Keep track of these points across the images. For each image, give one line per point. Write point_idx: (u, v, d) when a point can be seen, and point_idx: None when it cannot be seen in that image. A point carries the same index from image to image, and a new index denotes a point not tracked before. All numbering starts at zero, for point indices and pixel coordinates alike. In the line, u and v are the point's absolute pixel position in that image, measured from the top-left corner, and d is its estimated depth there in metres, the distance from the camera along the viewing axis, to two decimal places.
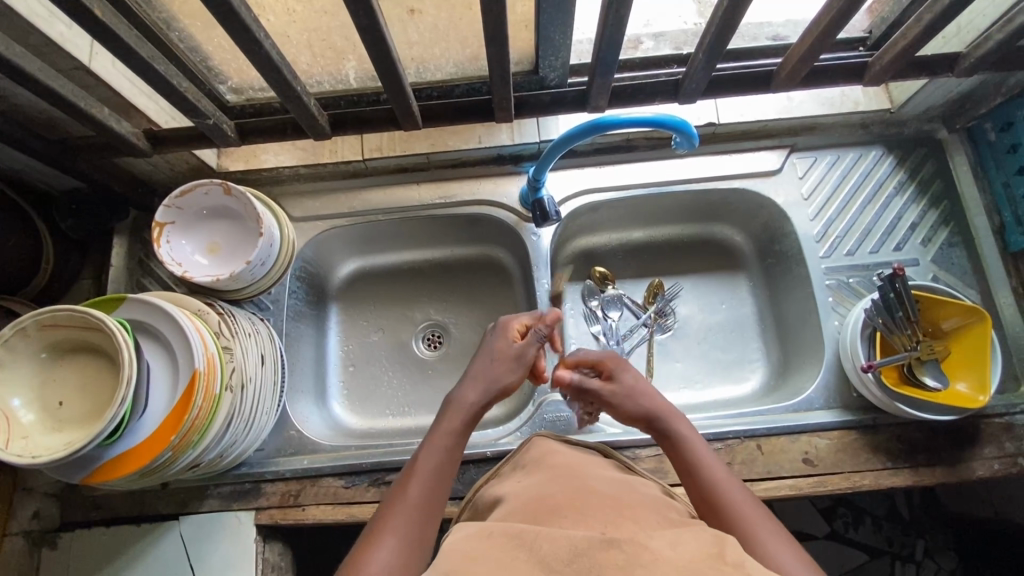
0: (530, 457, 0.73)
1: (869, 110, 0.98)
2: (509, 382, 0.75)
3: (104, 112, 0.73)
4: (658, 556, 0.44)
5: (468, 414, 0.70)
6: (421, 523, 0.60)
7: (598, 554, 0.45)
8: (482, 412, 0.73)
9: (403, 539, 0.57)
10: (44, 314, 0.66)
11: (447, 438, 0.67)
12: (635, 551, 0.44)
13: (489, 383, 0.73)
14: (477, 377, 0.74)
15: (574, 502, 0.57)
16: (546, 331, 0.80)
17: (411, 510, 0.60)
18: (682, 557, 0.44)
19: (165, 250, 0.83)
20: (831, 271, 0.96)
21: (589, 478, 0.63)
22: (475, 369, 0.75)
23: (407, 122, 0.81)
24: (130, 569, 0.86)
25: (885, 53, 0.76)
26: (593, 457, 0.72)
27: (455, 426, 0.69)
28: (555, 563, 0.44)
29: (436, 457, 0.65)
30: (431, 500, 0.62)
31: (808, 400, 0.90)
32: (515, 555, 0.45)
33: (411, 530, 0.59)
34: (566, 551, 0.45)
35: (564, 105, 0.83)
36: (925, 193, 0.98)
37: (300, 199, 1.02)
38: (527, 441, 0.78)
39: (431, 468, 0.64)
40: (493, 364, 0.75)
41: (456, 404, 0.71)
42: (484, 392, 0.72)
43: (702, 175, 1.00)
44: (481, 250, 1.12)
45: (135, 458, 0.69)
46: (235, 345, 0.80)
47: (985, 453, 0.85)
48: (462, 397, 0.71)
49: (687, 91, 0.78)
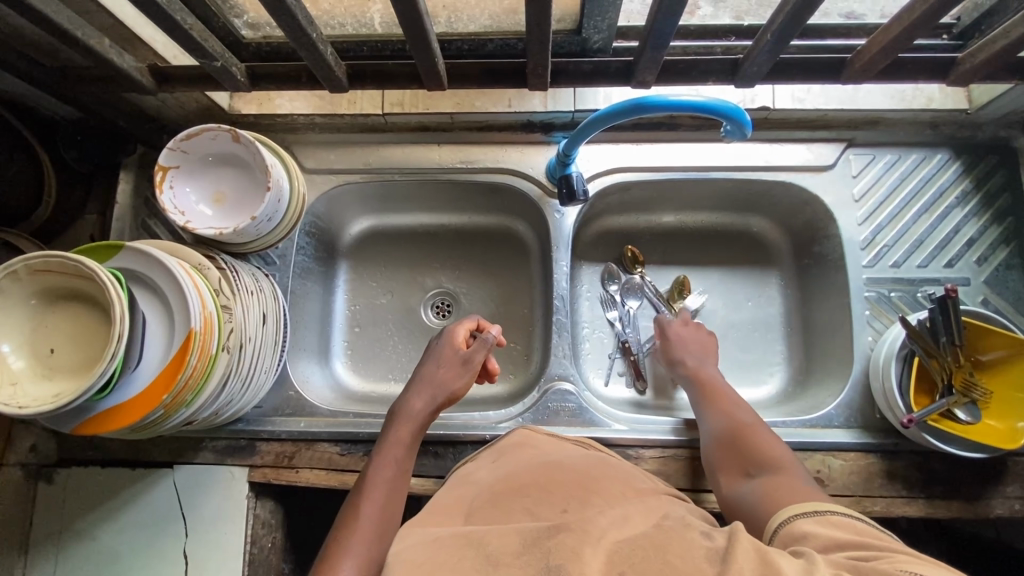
0: (507, 443, 0.73)
1: (943, 109, 0.87)
2: (458, 388, 0.76)
3: (105, 44, 0.67)
4: (602, 534, 0.46)
5: (416, 424, 0.73)
6: (377, 541, 0.61)
7: (546, 543, 0.46)
8: (430, 419, 0.75)
9: (359, 560, 0.58)
10: (35, 259, 0.62)
11: (398, 450, 0.70)
12: (580, 533, 0.46)
13: (437, 389, 0.75)
14: (424, 386, 0.76)
15: (545, 482, 0.59)
16: (493, 337, 0.79)
17: (366, 527, 0.62)
18: (626, 533, 0.47)
19: (166, 196, 0.78)
20: (872, 282, 0.89)
21: (564, 460, 0.65)
22: (420, 378, 0.77)
23: (431, 82, 0.74)
24: (123, 510, 0.87)
25: (979, 51, 0.67)
26: (572, 449, 0.70)
27: (404, 438, 0.71)
28: (504, 558, 0.45)
29: (388, 472, 0.68)
30: (385, 516, 0.64)
31: (827, 417, 0.85)
32: (462, 555, 0.47)
33: (368, 551, 0.59)
34: (518, 545, 0.46)
35: (606, 76, 0.74)
36: (988, 208, 0.90)
37: (315, 150, 0.96)
38: (511, 430, 0.77)
39: (384, 481, 0.67)
40: (436, 371, 0.77)
41: (405, 414, 0.73)
42: (431, 399, 0.74)
43: (746, 164, 0.92)
44: (500, 220, 1.06)
45: (126, 414, 0.67)
46: (235, 306, 0.77)
47: (1007, 491, 0.81)
48: (410, 407, 0.74)
49: (745, 74, 0.70)
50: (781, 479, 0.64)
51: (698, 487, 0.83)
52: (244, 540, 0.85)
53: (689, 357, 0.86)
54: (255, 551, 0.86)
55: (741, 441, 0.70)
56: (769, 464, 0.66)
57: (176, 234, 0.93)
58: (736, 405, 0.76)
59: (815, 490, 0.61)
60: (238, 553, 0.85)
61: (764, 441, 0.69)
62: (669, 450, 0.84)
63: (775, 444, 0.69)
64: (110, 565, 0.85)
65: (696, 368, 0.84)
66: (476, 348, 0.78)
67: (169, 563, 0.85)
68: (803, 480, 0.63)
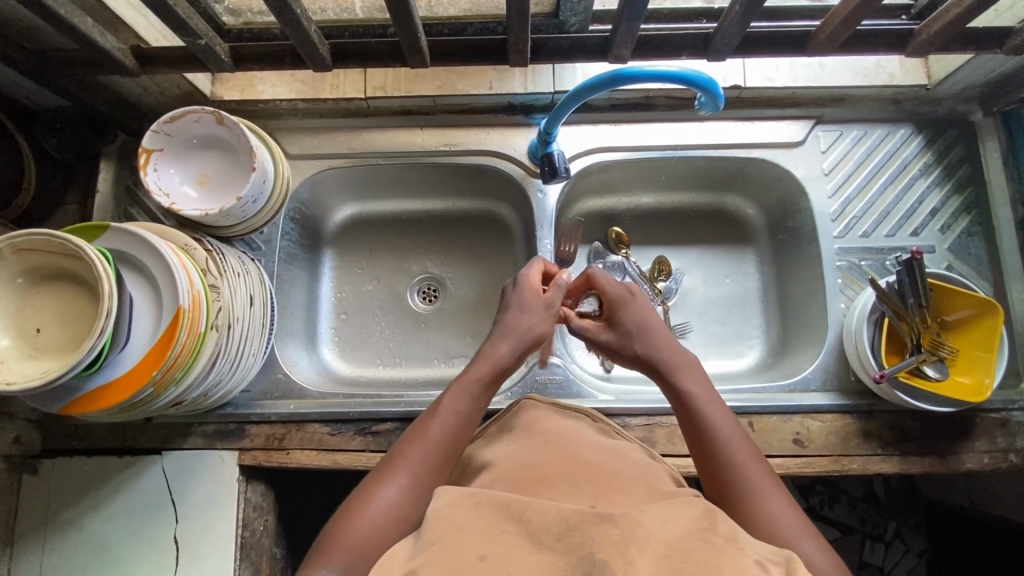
0: (524, 420, 0.72)
1: (905, 85, 0.91)
2: (543, 330, 0.73)
3: (87, 23, 0.67)
4: (649, 532, 0.46)
5: (498, 366, 0.69)
6: (437, 461, 0.60)
7: (590, 529, 0.45)
8: (514, 365, 0.71)
9: (415, 475, 0.59)
10: (20, 238, 0.62)
11: (474, 387, 0.67)
12: (628, 527, 0.46)
13: (523, 335, 0.72)
14: (509, 334, 0.72)
15: (560, 469, 0.58)
16: (565, 283, 0.75)
17: (422, 450, 0.61)
18: (671, 532, 0.46)
19: (151, 177, 0.79)
20: (843, 252, 0.93)
21: (574, 441, 0.65)
22: (505, 323, 0.73)
23: (414, 60, 0.75)
24: (112, 499, 0.86)
25: (934, 22, 0.70)
26: (593, 434, 0.69)
27: (481, 376, 0.68)
28: (545, 539, 0.45)
29: (460, 405, 0.65)
30: (445, 448, 0.62)
31: (804, 381, 0.89)
32: (504, 530, 0.46)
33: (426, 466, 0.60)
34: (558, 526, 0.45)
35: (583, 53, 0.76)
36: (950, 178, 0.94)
37: (297, 136, 0.97)
38: (521, 403, 0.77)
39: (452, 415, 0.64)
40: (521, 317, 0.73)
41: (489, 356, 0.70)
42: (516, 344, 0.71)
43: (720, 142, 0.95)
44: (484, 205, 1.08)
45: (116, 391, 0.67)
46: (222, 285, 0.77)
47: (975, 446, 0.84)
48: (495, 350, 0.70)
49: (716, 47, 0.72)
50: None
51: (685, 453, 0.85)
52: (235, 524, 0.85)
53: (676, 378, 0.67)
54: (247, 534, 0.86)
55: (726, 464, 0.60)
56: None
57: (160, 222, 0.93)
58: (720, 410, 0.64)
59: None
60: (230, 537, 0.85)
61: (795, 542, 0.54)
62: (655, 418, 0.87)
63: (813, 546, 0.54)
64: (99, 555, 0.85)
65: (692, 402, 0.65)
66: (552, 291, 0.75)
67: (159, 550, 0.84)
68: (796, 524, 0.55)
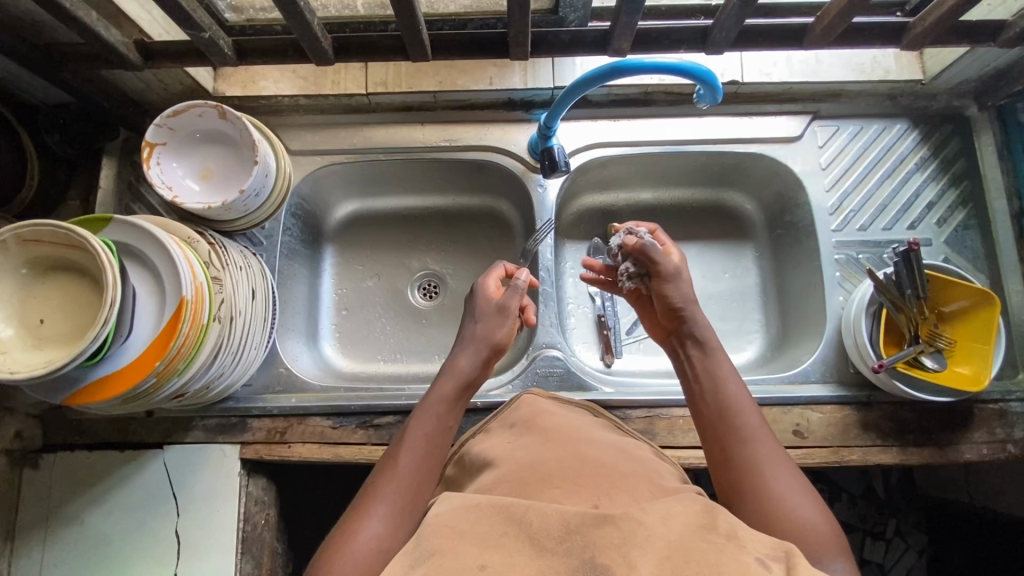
0: (522, 416, 0.74)
1: (900, 80, 0.92)
2: (501, 337, 0.78)
3: (93, 17, 0.68)
4: (650, 531, 0.46)
5: (460, 377, 0.73)
6: (414, 487, 0.62)
7: (592, 532, 0.46)
8: (478, 375, 0.76)
9: (394, 505, 0.60)
10: (25, 228, 0.63)
11: (439, 405, 0.70)
12: (630, 528, 0.46)
13: (482, 344, 0.77)
14: (468, 345, 0.77)
15: (563, 468, 0.58)
16: (523, 281, 0.82)
17: (400, 476, 0.63)
18: (672, 530, 0.47)
19: (154, 172, 0.79)
20: (841, 245, 0.94)
21: (580, 439, 0.65)
22: (466, 337, 0.78)
23: (415, 53, 0.76)
24: (113, 493, 0.86)
25: (928, 15, 0.71)
26: (597, 433, 0.70)
27: (448, 391, 0.72)
28: (546, 541, 0.46)
29: (428, 425, 0.68)
30: (422, 468, 0.64)
31: (804, 373, 0.89)
32: (503, 530, 0.47)
33: (404, 496, 0.61)
34: (558, 530, 0.46)
35: (583, 46, 0.77)
36: (946, 172, 0.95)
37: (299, 132, 0.97)
38: (520, 398, 0.79)
39: (422, 434, 0.67)
40: (478, 327, 0.79)
41: (452, 370, 0.74)
42: (476, 355, 0.76)
43: (719, 137, 0.96)
44: (484, 201, 1.09)
45: (119, 382, 0.67)
46: (225, 277, 0.78)
47: (974, 437, 0.85)
48: (455, 363, 0.75)
49: (714, 40, 0.73)
50: (821, 564, 0.53)
51: (685, 445, 0.85)
52: (237, 518, 0.85)
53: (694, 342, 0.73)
54: (248, 528, 0.86)
55: (738, 434, 0.63)
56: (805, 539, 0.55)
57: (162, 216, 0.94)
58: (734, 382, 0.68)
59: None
60: (231, 531, 0.85)
61: (798, 504, 0.57)
62: (655, 410, 0.87)
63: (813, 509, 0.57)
64: (99, 550, 0.84)
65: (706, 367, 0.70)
66: (508, 295, 0.81)
67: (160, 544, 0.84)
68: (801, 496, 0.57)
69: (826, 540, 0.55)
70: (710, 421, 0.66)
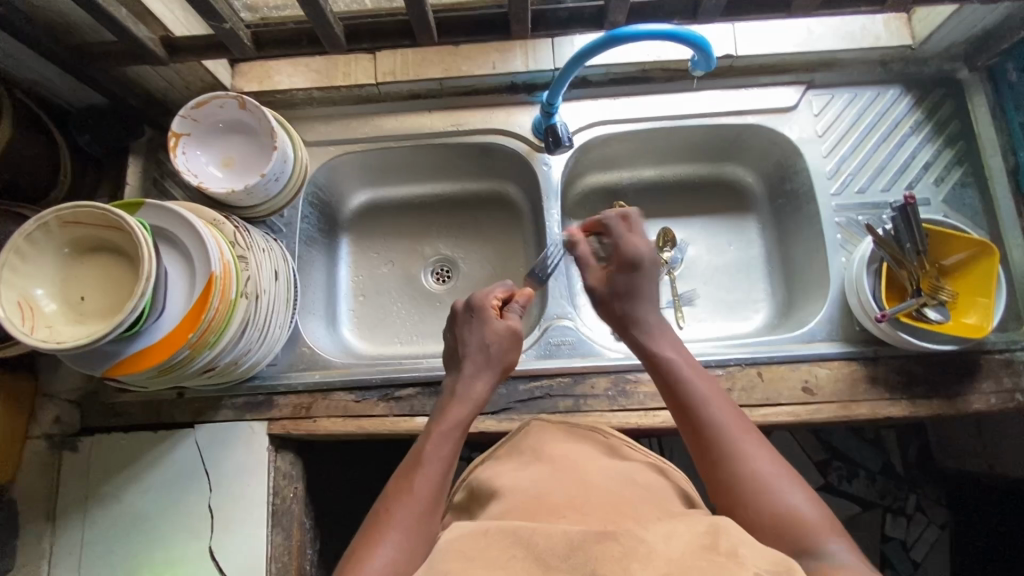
0: (532, 443, 0.74)
1: (890, 46, 0.95)
2: (510, 359, 0.79)
3: (122, 14, 0.73)
4: (652, 549, 0.47)
5: (476, 404, 0.74)
6: (428, 514, 0.63)
7: (594, 548, 0.48)
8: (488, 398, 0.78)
9: (406, 530, 0.61)
10: (66, 210, 0.67)
11: (454, 429, 0.71)
12: (630, 544, 0.48)
13: (493, 368, 0.78)
14: (482, 368, 0.77)
15: (571, 500, 0.59)
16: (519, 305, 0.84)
17: (416, 501, 0.63)
18: (674, 550, 0.47)
19: (181, 160, 0.84)
20: (841, 209, 0.96)
21: (593, 474, 0.65)
22: (474, 359, 0.77)
23: (423, 37, 0.80)
24: (148, 472, 0.90)
25: None
26: (601, 462, 0.69)
27: (464, 417, 0.73)
28: (551, 559, 0.48)
29: (444, 450, 0.69)
30: (436, 492, 0.65)
31: (811, 332, 0.91)
32: (511, 552, 0.49)
33: (417, 521, 0.62)
34: (563, 547, 0.49)
35: (580, 23, 0.81)
36: (941, 133, 0.97)
37: (314, 124, 1.02)
38: (525, 427, 0.78)
39: (440, 458, 0.68)
40: (487, 350, 0.78)
41: (465, 396, 0.75)
42: (489, 380, 0.77)
43: (715, 110, 1.00)
44: (492, 186, 1.12)
45: (155, 354, 0.71)
46: (250, 256, 0.82)
47: (982, 387, 0.86)
48: (472, 389, 0.75)
49: (705, 9, 0.77)
50: (815, 546, 0.55)
51: None
52: (266, 491, 0.89)
53: (650, 339, 0.74)
54: (277, 501, 0.89)
55: (707, 431, 0.64)
56: (799, 529, 0.56)
57: (192, 196, 0.98)
58: (698, 375, 0.70)
59: (855, 555, 0.54)
60: (261, 504, 0.88)
61: (785, 497, 0.58)
62: None
63: (798, 493, 0.59)
64: (136, 525, 0.88)
65: (670, 366, 0.71)
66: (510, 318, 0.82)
67: (193, 518, 0.88)
68: (785, 488, 0.59)
69: (817, 522, 0.57)
70: (687, 426, 0.67)
